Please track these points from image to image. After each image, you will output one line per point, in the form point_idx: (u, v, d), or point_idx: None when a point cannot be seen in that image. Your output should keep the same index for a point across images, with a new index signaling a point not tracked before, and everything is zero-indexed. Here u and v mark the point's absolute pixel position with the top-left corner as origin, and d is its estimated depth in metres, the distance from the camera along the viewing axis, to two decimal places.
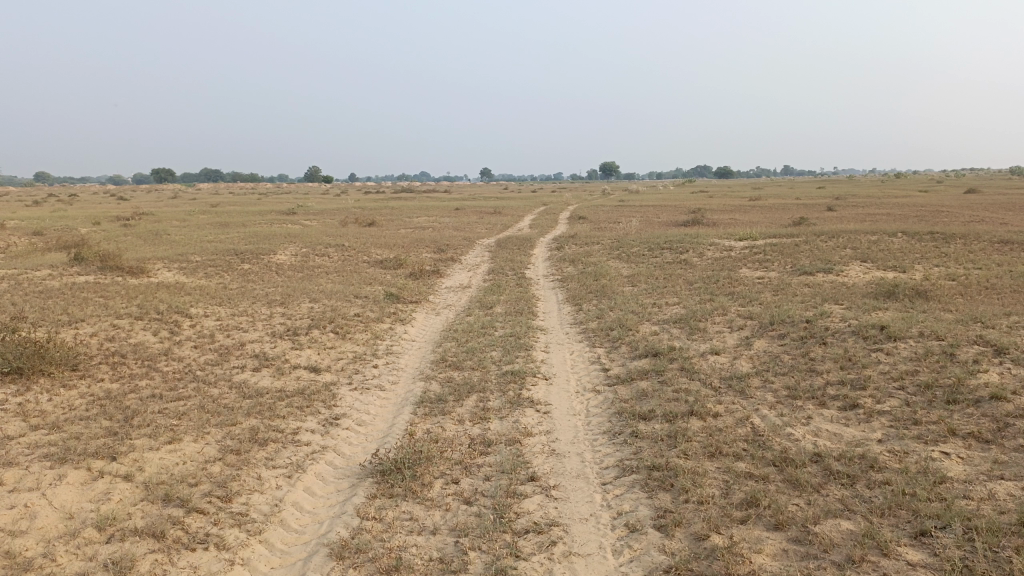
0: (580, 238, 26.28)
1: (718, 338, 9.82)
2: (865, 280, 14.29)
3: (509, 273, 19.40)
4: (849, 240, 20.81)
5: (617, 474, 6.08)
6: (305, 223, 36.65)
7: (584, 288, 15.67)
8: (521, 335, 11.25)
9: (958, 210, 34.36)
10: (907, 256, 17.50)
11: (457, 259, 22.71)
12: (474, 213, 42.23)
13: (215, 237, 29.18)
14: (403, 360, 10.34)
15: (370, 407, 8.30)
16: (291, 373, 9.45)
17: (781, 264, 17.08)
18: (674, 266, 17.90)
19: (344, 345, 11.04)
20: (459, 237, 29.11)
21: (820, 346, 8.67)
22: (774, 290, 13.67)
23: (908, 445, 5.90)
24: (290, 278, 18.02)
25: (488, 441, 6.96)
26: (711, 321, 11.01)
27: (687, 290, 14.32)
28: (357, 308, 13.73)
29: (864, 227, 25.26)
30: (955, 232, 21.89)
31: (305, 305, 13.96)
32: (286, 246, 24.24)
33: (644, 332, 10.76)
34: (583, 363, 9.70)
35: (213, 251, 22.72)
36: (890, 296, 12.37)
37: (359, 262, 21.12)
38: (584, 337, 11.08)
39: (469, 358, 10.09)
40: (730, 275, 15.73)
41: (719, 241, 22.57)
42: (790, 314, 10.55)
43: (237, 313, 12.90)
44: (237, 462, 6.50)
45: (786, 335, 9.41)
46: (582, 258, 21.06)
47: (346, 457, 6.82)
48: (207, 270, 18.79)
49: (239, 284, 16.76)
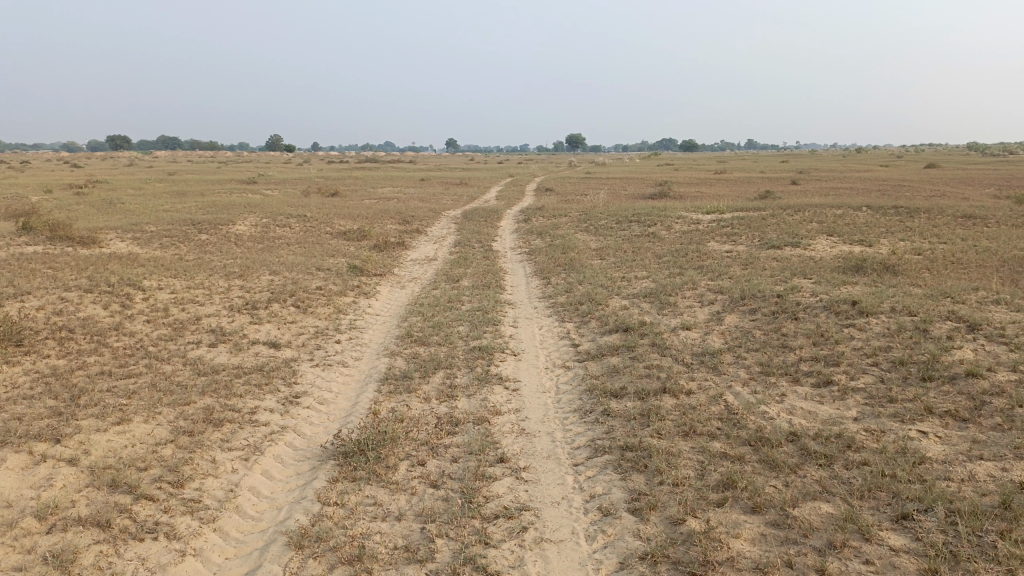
0: (547, 210, 26.02)
1: (689, 313, 9.66)
2: (833, 254, 14.28)
3: (476, 245, 19.10)
4: (815, 214, 20.87)
5: (589, 454, 5.89)
6: (265, 193, 35.80)
7: (551, 262, 15.44)
8: (489, 310, 10.99)
9: (919, 185, 34.77)
10: (872, 230, 17.57)
11: (422, 231, 22.33)
12: (439, 185, 41.66)
13: (172, 206, 28.32)
14: (367, 335, 10.03)
15: (332, 384, 8.00)
16: (249, 349, 9.09)
17: (749, 238, 17.02)
18: (642, 239, 17.73)
19: (305, 319, 10.67)
20: (425, 208, 28.66)
21: (792, 321, 8.56)
22: (743, 264, 13.58)
23: (885, 424, 5.81)
24: (249, 249, 17.46)
25: (455, 421, 6.71)
26: (681, 295, 10.86)
27: (656, 264, 14.18)
28: (319, 280, 13.33)
29: (830, 200, 25.38)
30: (918, 207, 22.07)
31: (265, 277, 13.52)
32: (245, 216, 23.58)
33: (613, 307, 10.57)
34: (553, 338, 9.49)
35: (170, 221, 21.99)
36: (858, 270, 12.35)
37: (321, 233, 20.60)
38: (552, 312, 10.86)
39: (436, 334, 9.80)
40: (699, 249, 15.60)
41: (686, 214, 22.50)
42: (760, 288, 10.45)
43: (193, 286, 12.42)
44: (190, 444, 6.17)
45: (757, 310, 9.28)
46: (549, 230, 20.83)
47: (307, 438, 6.53)
48: (162, 241, 18.13)
49: (196, 255, 16.18)
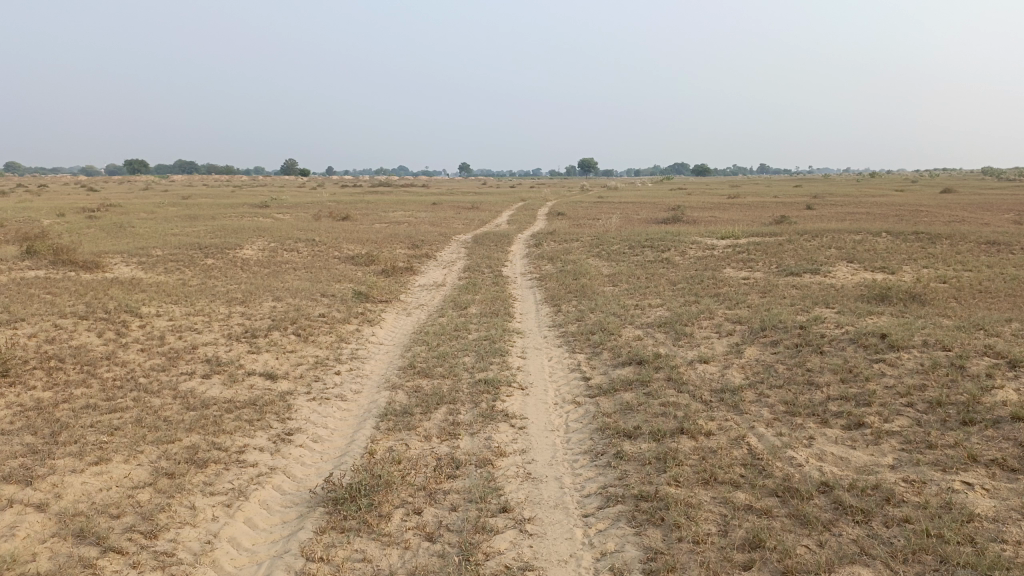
0: (559, 235, 25.63)
1: (706, 345, 9.16)
2: (854, 282, 13.76)
3: (485, 270, 18.72)
4: (833, 240, 20.35)
5: (601, 503, 5.40)
6: (277, 216, 35.65)
7: (562, 288, 14.99)
8: (496, 339, 10.53)
9: (937, 210, 34.15)
10: (894, 257, 17.01)
11: (431, 255, 22.00)
12: (451, 209, 41.38)
13: (182, 229, 28.23)
14: (369, 365, 9.60)
15: (328, 420, 7.55)
16: (244, 381, 8.66)
17: (766, 264, 16.52)
18: (656, 265, 17.27)
19: (305, 349, 10.26)
20: (436, 232, 28.37)
21: (817, 355, 8.05)
22: (762, 292, 13.07)
23: (925, 474, 5.29)
24: (254, 274, 17.14)
25: (456, 463, 6.24)
26: (697, 325, 10.37)
27: (670, 291, 13.71)
28: (323, 307, 12.93)
29: (847, 226, 24.86)
30: (940, 232, 21.50)
31: (267, 303, 13.15)
32: (253, 240, 23.34)
33: (626, 338, 10.09)
34: (563, 371, 9.02)
35: (177, 245, 21.76)
36: (883, 299, 11.82)
37: (328, 258, 20.27)
38: (562, 342, 10.39)
39: (440, 365, 9.35)
40: (715, 275, 15.12)
41: (700, 239, 22.03)
42: (781, 318, 9.95)
43: (192, 312, 12.04)
44: (170, 488, 5.73)
45: (779, 343, 8.78)
46: (561, 255, 20.43)
47: (297, 481, 6.07)
48: (167, 265, 17.84)
49: (199, 280, 15.85)
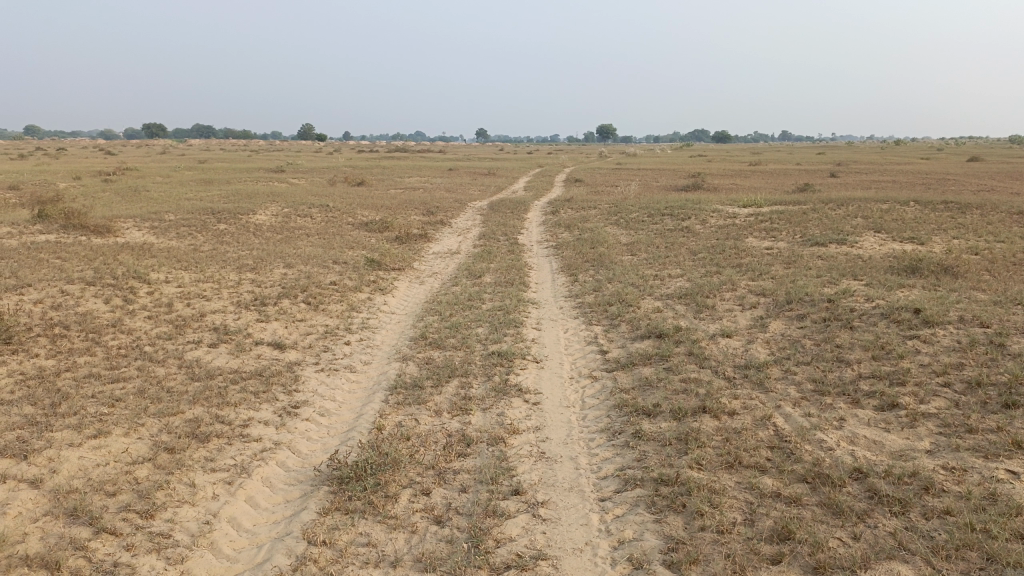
0: (577, 202, 25.17)
1: (729, 318, 8.80)
2: (882, 253, 13.28)
3: (501, 238, 18.38)
4: (859, 209, 19.79)
5: (618, 487, 5.12)
6: (292, 181, 35.36)
7: (579, 258, 14.61)
8: (510, 310, 10.22)
9: (965, 179, 33.34)
10: (922, 227, 16.48)
11: (446, 221, 21.67)
12: (468, 175, 40.89)
13: (195, 194, 28.04)
14: (380, 336, 9.34)
15: (336, 393, 7.31)
16: (251, 351, 8.42)
17: (790, 234, 16.04)
18: (676, 234, 16.82)
19: (315, 318, 10.01)
20: (451, 199, 28.00)
21: (846, 330, 7.68)
22: (786, 263, 12.64)
23: (966, 461, 4.95)
24: (266, 240, 16.90)
25: (466, 440, 5.97)
26: (719, 297, 9.99)
27: (690, 261, 13.32)
28: (334, 275, 12.66)
29: (873, 194, 24.20)
30: (970, 202, 20.82)
31: (278, 270, 12.90)
32: (267, 205, 23.08)
33: (645, 309, 9.74)
34: (579, 343, 8.72)
35: (190, 210, 21.55)
36: (912, 271, 11.37)
37: (342, 224, 19.99)
38: (579, 313, 10.07)
39: (452, 336, 9.06)
40: (737, 245, 14.68)
41: (721, 207, 21.53)
42: (807, 291, 9.55)
43: (202, 279, 11.82)
44: (170, 464, 5.51)
45: (806, 316, 8.40)
46: (578, 223, 20.04)
47: (301, 458, 5.84)
48: (179, 230, 17.62)
49: (211, 246, 15.62)
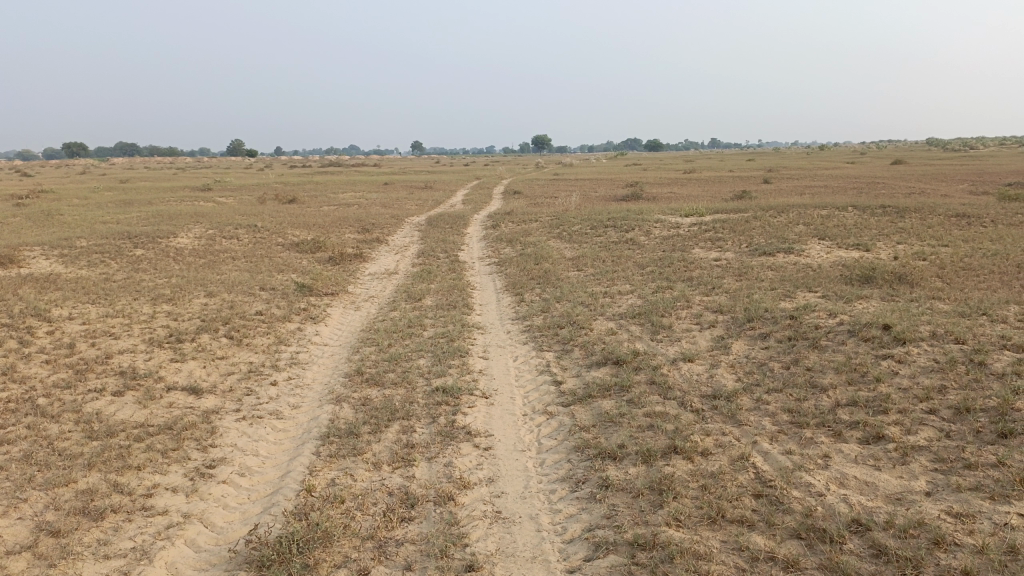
0: (517, 215, 24.61)
1: (688, 340, 8.24)
2: (832, 262, 13.00)
3: (440, 255, 17.64)
4: (800, 216, 19.73)
5: (588, 552, 4.44)
6: (219, 201, 33.86)
7: (524, 275, 13.97)
8: (454, 337, 9.47)
9: (894, 181, 34.18)
10: (865, 233, 16.39)
11: (383, 239, 20.81)
12: (404, 189, 39.98)
13: (114, 216, 26.43)
14: (311, 372, 8.47)
15: (260, 446, 6.45)
16: (161, 399, 7.45)
17: (736, 244, 15.70)
18: (621, 247, 16.34)
19: (238, 354, 9.07)
20: (387, 214, 27.11)
21: (815, 350, 7.18)
22: (736, 275, 12.22)
23: (972, 503, 4.43)
24: (188, 266, 15.76)
25: (409, 501, 5.20)
26: (675, 315, 9.44)
27: (639, 275, 12.81)
28: (260, 303, 11.69)
29: (811, 200, 24.30)
30: (905, 206, 21.00)
31: (199, 300, 11.86)
32: (190, 227, 21.80)
33: (598, 332, 9.12)
34: (530, 373, 8.03)
35: (105, 234, 20.14)
36: (866, 280, 11.06)
37: (271, 245, 18.91)
38: (527, 338, 9.38)
39: (391, 371, 8.25)
40: (684, 257, 14.26)
41: (664, 217, 21.24)
42: (765, 306, 9.07)
43: (110, 314, 10.71)
44: (53, 553, 4.60)
45: (769, 335, 7.88)
46: (520, 237, 19.44)
47: (215, 533, 4.98)
48: (91, 258, 16.32)
49: (125, 275, 14.42)
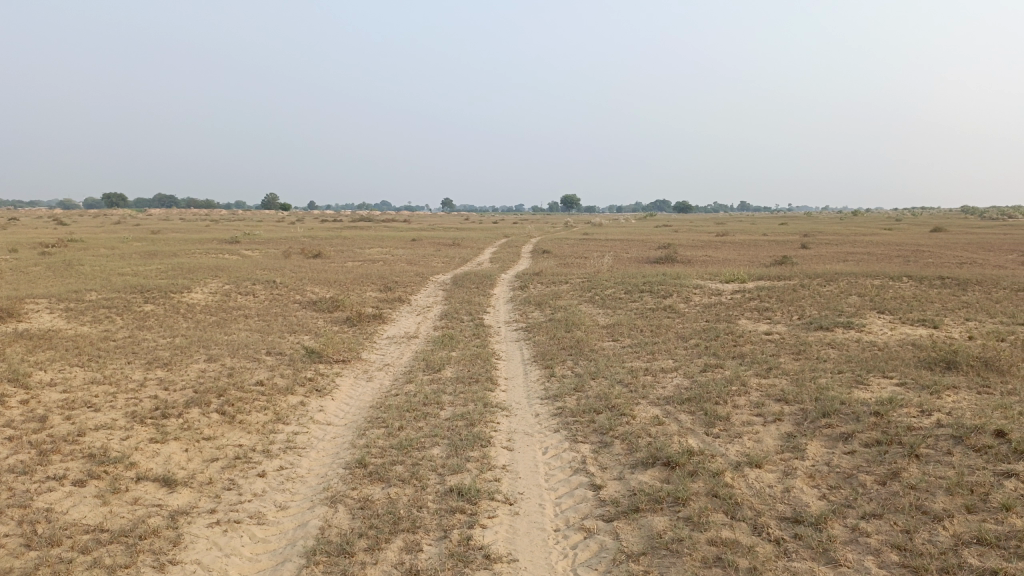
0: (546, 275, 23.57)
1: (753, 438, 6.94)
2: (899, 341, 11.63)
3: (465, 318, 16.55)
4: (851, 285, 18.39)
5: None
6: (244, 254, 33.31)
7: (554, 344, 12.78)
8: (474, 420, 8.24)
9: (940, 250, 32.69)
10: (927, 307, 15.00)
11: (405, 298, 19.83)
12: (431, 246, 39.20)
13: (134, 268, 25.80)
14: (308, 461, 7.29)
15: (232, 564, 5.25)
16: (126, 494, 6.30)
17: (786, 315, 14.40)
18: (659, 316, 15.10)
19: (228, 434, 7.93)
20: (412, 272, 26.20)
21: (915, 464, 5.84)
22: (794, 353, 10.91)
23: None
24: (196, 324, 14.80)
25: None
26: (731, 402, 8.15)
27: (682, 350, 11.55)
28: (263, 371, 10.59)
29: (860, 268, 22.91)
30: (963, 277, 19.58)
31: (198, 366, 10.81)
32: (207, 281, 21.00)
33: (642, 421, 7.85)
34: (563, 471, 6.77)
35: (116, 288, 19.36)
36: (948, 365, 9.68)
37: (288, 303, 17.97)
38: (559, 424, 8.12)
39: (400, 463, 7.03)
40: (731, 329, 12.99)
41: (702, 282, 20.04)
42: (839, 396, 7.75)
43: (96, 381, 9.67)
44: None
45: (852, 437, 6.56)
46: (549, 300, 18.34)
47: None
48: (97, 313, 15.44)
49: (127, 333, 13.45)
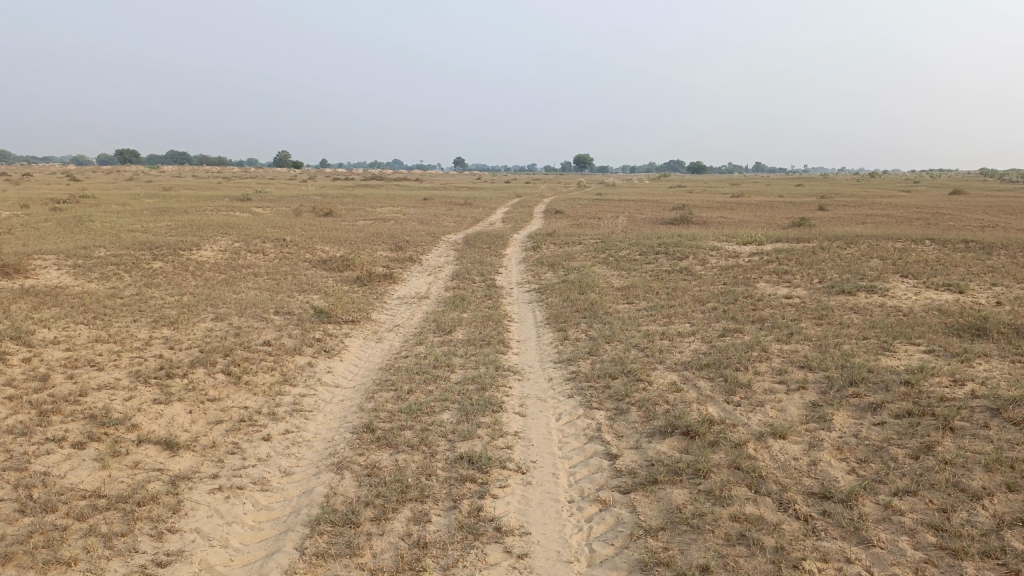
0: (559, 236, 23.17)
1: (777, 407, 6.66)
2: (925, 306, 11.26)
3: (476, 279, 16.26)
4: (873, 248, 17.94)
5: None
6: (255, 212, 32.99)
7: (568, 306, 12.48)
8: (485, 384, 8.00)
9: (961, 213, 31.99)
10: (952, 271, 14.56)
11: (415, 258, 19.55)
12: (442, 205, 38.67)
13: (144, 224, 25.58)
14: (314, 425, 7.07)
15: (233, 533, 5.05)
16: (127, 458, 6.11)
17: (806, 278, 14.01)
18: (675, 278, 14.75)
19: (233, 396, 7.72)
20: (424, 231, 25.86)
21: (950, 438, 5.55)
22: (815, 318, 10.56)
23: None
24: (204, 281, 14.59)
25: None
26: (752, 368, 7.87)
27: (700, 313, 11.23)
28: (271, 331, 10.37)
29: (881, 231, 22.37)
30: (988, 241, 19.02)
31: (204, 324, 10.60)
32: (217, 239, 20.73)
33: (659, 387, 7.58)
34: (578, 439, 6.52)
35: (125, 244, 19.14)
36: (977, 331, 9.33)
37: (297, 261, 17.72)
38: (574, 389, 7.87)
39: (409, 428, 6.80)
40: (750, 293, 12.63)
41: (719, 244, 19.61)
42: (866, 363, 7.43)
43: (101, 339, 9.48)
44: None
45: (881, 408, 6.27)
46: (562, 261, 18.00)
47: None
48: (104, 270, 15.24)
49: (134, 290, 13.25)
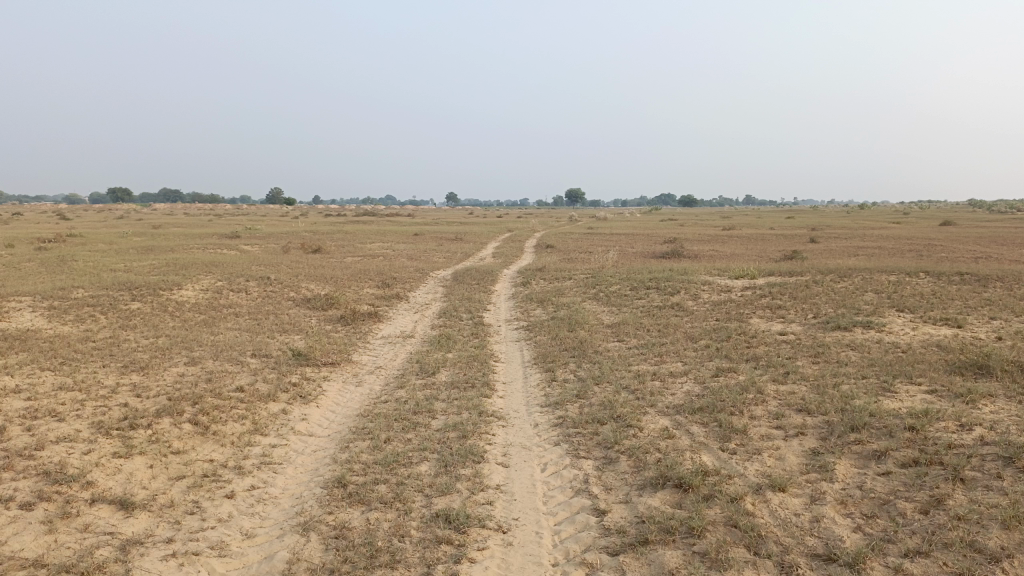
0: (549, 271, 22.86)
1: (775, 455, 6.25)
2: (923, 342, 10.90)
3: (464, 316, 15.87)
4: (866, 281, 17.67)
5: None
6: (243, 249, 32.66)
7: (556, 345, 12.10)
8: (467, 432, 7.58)
9: (953, 244, 31.87)
10: (949, 305, 14.25)
11: (402, 295, 19.19)
12: (432, 241, 38.41)
13: (128, 264, 25.20)
14: (283, 479, 6.63)
15: None
16: (76, 520, 5.65)
17: (801, 313, 13.67)
18: (666, 314, 14.40)
19: (200, 448, 7.28)
20: (413, 267, 25.52)
21: (962, 491, 5.15)
22: (811, 356, 10.20)
23: None
24: (183, 323, 14.16)
25: None
26: (747, 412, 7.48)
27: (692, 352, 10.86)
28: (246, 375, 9.94)
29: (874, 263, 22.12)
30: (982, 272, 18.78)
31: (177, 369, 10.16)
32: (200, 278, 20.33)
33: (650, 434, 7.18)
34: (563, 493, 6.09)
35: (106, 285, 18.71)
36: (980, 369, 8.97)
37: (280, 301, 17.31)
38: (560, 437, 7.46)
39: (384, 482, 6.36)
40: (743, 329, 12.28)
41: (711, 278, 19.32)
42: (867, 406, 7.05)
43: (65, 387, 9.03)
44: None
45: (885, 457, 5.88)
46: (552, 297, 17.65)
47: None
48: (80, 312, 14.81)
49: (109, 333, 12.82)
